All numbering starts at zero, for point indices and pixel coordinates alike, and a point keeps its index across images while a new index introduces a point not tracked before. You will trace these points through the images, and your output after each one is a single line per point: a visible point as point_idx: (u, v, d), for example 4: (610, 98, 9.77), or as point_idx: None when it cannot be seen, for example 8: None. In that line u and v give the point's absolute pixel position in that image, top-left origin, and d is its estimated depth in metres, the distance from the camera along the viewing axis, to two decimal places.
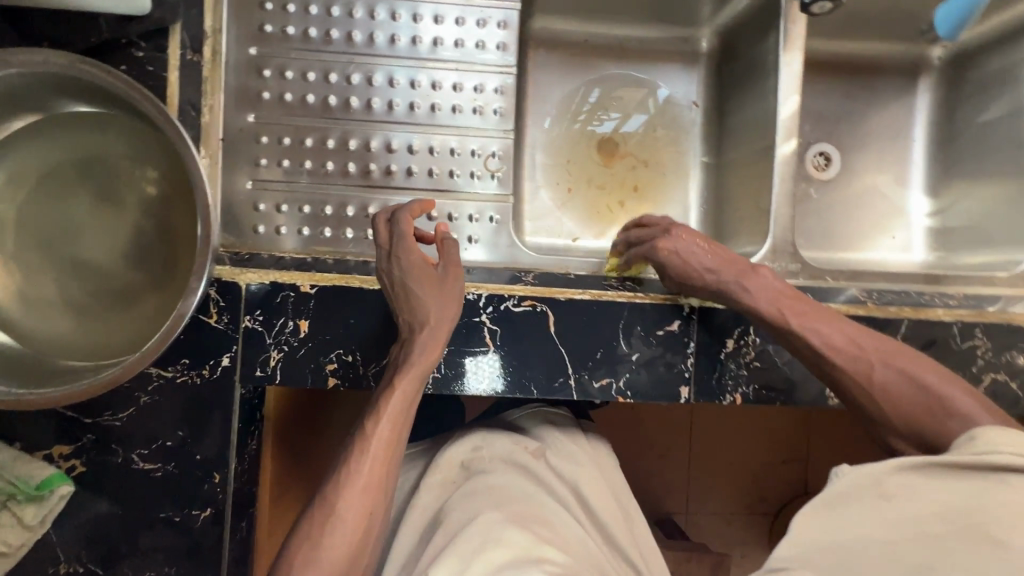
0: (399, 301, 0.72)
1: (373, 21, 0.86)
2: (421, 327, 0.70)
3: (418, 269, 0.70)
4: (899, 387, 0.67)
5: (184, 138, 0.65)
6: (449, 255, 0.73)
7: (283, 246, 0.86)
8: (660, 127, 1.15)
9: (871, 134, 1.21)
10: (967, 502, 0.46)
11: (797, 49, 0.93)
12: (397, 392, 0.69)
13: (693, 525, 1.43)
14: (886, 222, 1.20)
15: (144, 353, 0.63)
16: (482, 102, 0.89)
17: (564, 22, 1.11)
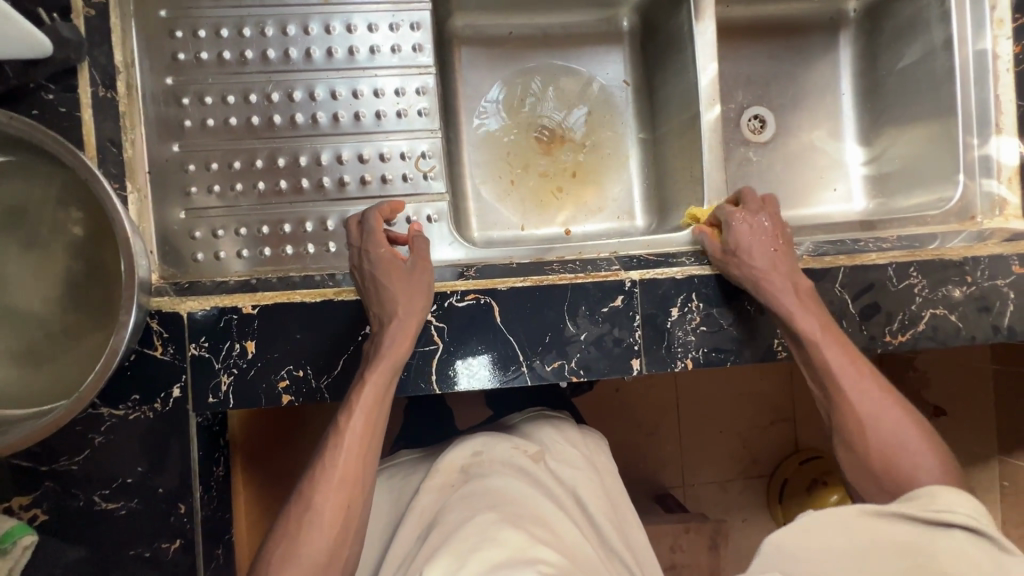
0: (371, 294, 0.75)
1: (286, 37, 0.87)
2: (394, 320, 0.73)
3: (388, 263, 0.74)
4: (887, 419, 0.72)
5: (95, 173, 0.64)
6: (419, 250, 0.77)
7: (227, 270, 0.86)
8: (594, 110, 1.17)
9: (801, 92, 1.23)
10: (922, 542, 0.49)
11: (709, 17, 0.95)
12: (369, 382, 0.71)
13: (692, 496, 1.45)
14: (826, 176, 1.22)
15: (84, 392, 0.63)
16: (405, 105, 0.90)
17: (485, 17, 1.12)
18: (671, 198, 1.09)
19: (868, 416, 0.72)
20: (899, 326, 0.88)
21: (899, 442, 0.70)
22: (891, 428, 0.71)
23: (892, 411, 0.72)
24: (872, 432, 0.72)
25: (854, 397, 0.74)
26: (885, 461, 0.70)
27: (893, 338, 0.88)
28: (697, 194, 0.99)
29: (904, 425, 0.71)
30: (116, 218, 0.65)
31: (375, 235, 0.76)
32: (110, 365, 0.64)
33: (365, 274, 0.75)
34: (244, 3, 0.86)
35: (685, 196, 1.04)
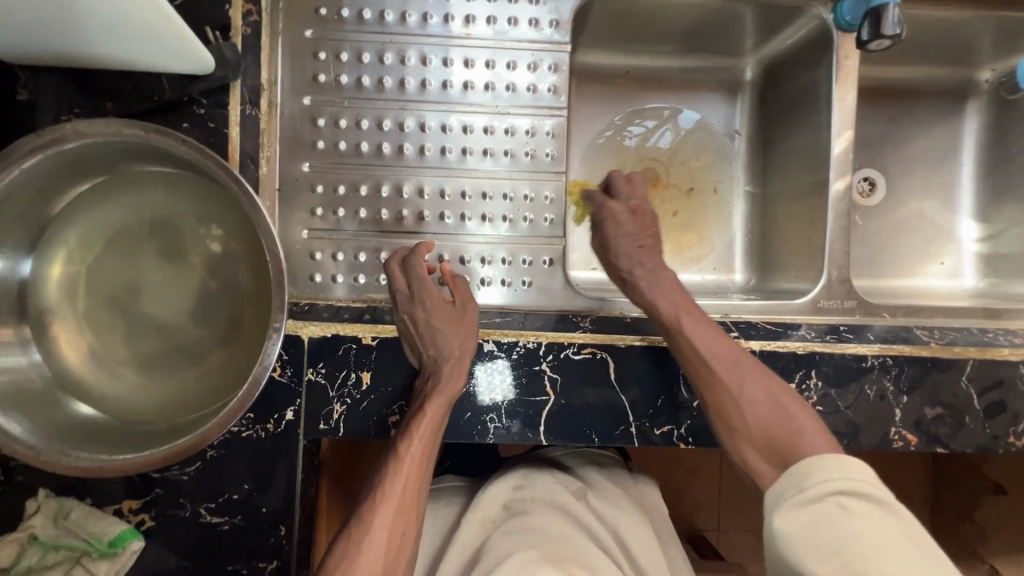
0: (421, 338, 0.75)
1: (425, 67, 0.87)
2: (449, 363, 0.74)
3: (439, 310, 0.76)
4: (744, 393, 0.72)
5: (254, 200, 0.65)
6: (463, 293, 0.80)
7: (335, 295, 0.85)
8: (701, 159, 1.14)
9: (916, 159, 1.19)
10: (839, 545, 0.53)
11: (850, 83, 0.93)
12: (426, 417, 0.71)
13: (727, 545, 1.41)
14: (936, 248, 1.18)
15: (225, 416, 0.63)
16: (535, 145, 0.89)
17: (607, 55, 1.09)
18: (777, 259, 1.06)
19: (732, 394, 0.73)
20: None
21: (772, 415, 0.70)
22: (758, 409, 0.71)
23: (761, 390, 0.72)
24: (770, 414, 0.71)
25: (726, 371, 0.74)
26: (765, 444, 0.69)
27: (1018, 440, 0.84)
28: (814, 262, 0.96)
29: (777, 405, 0.71)
30: (270, 245, 0.65)
31: (421, 277, 0.77)
32: (253, 393, 0.64)
33: (409, 316, 0.76)
34: (390, 30, 0.86)
35: (797, 260, 1.00)
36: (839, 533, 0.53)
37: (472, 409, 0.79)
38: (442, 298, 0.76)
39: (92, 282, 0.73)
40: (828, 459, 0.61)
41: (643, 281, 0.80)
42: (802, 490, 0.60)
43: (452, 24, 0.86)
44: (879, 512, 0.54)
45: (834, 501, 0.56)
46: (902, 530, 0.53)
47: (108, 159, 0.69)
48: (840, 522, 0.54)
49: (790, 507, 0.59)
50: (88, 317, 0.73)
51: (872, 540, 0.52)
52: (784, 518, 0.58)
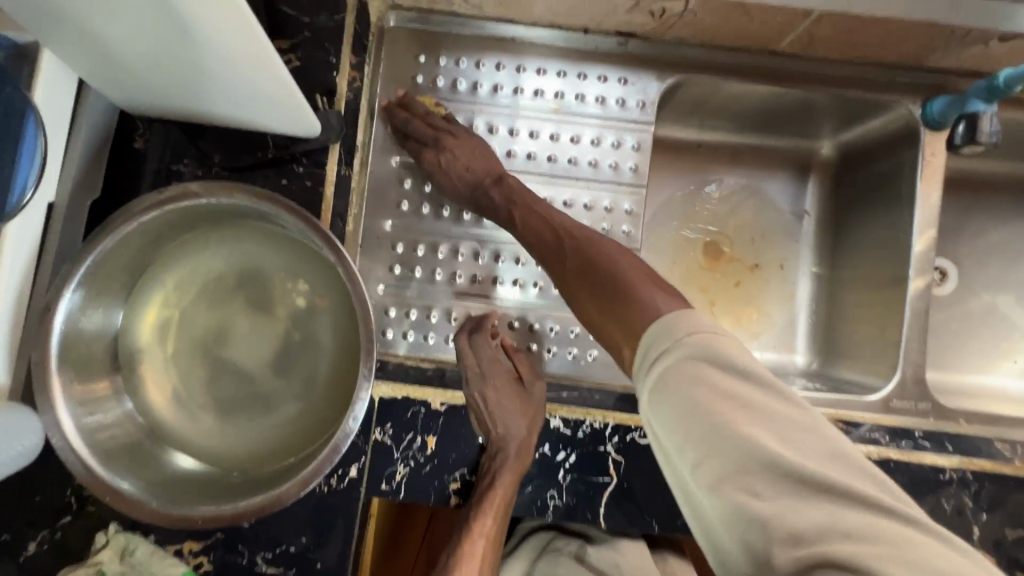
0: (489, 417, 0.76)
1: (512, 138, 0.89)
2: (516, 444, 0.75)
3: (506, 391, 0.77)
4: (623, 269, 0.70)
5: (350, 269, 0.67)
6: (529, 370, 0.81)
7: (395, 350, 0.85)
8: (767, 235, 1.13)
9: (992, 252, 1.16)
10: (699, 435, 0.56)
11: (936, 183, 0.91)
12: (496, 495, 0.74)
13: None
14: (1009, 345, 1.14)
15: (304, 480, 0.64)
16: (612, 221, 0.90)
17: (682, 127, 1.10)
18: (844, 346, 1.04)
19: (597, 269, 0.72)
20: None
21: (648, 294, 0.66)
22: (631, 268, 0.70)
23: (628, 276, 0.69)
24: (623, 290, 0.67)
25: (602, 262, 0.72)
26: (621, 292, 0.68)
27: None
28: (888, 358, 0.93)
29: (631, 278, 0.68)
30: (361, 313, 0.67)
31: (489, 356, 0.79)
32: (333, 459, 0.64)
33: (478, 395, 0.77)
34: (480, 101, 0.89)
35: (867, 351, 0.98)
36: (736, 441, 0.54)
37: (533, 484, 0.79)
38: (510, 376, 0.79)
39: (183, 327, 0.76)
40: (683, 317, 0.61)
41: (521, 194, 0.81)
42: (682, 340, 0.59)
43: (541, 98, 0.89)
44: (782, 428, 0.55)
45: (741, 406, 0.56)
46: (815, 457, 0.53)
47: (214, 214, 0.73)
48: (744, 416, 0.55)
49: (686, 355, 0.58)
50: (175, 360, 0.75)
51: (711, 419, 0.56)
52: (670, 393, 0.58)
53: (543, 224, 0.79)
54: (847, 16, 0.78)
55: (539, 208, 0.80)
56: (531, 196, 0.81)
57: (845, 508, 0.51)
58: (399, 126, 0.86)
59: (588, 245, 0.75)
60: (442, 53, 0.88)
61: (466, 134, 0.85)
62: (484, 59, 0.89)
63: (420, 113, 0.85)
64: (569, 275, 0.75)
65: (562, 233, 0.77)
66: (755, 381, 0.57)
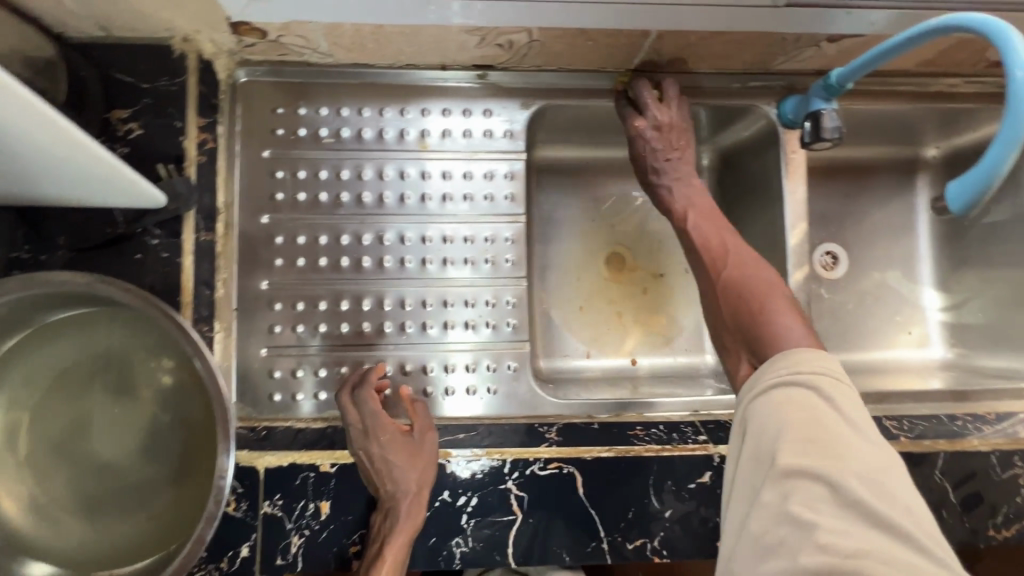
0: (378, 472, 0.73)
1: (383, 181, 0.89)
2: (409, 501, 0.71)
3: (395, 442, 0.73)
4: (777, 302, 0.71)
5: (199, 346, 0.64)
6: (423, 420, 0.78)
7: (299, 413, 0.83)
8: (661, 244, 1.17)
9: (875, 233, 1.21)
10: (778, 446, 0.57)
11: (800, 177, 0.96)
12: (388, 559, 0.68)
13: None
14: (903, 318, 1.18)
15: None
16: (494, 252, 0.90)
17: (567, 148, 1.12)
18: None
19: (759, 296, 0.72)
20: (1004, 520, 0.82)
21: (779, 327, 0.68)
22: (778, 304, 0.71)
23: (781, 310, 0.70)
24: (771, 321, 0.69)
25: (756, 287, 0.73)
26: (767, 324, 0.70)
27: (998, 533, 0.82)
28: None
29: (773, 312, 0.70)
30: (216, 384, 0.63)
31: (380, 405, 0.76)
32: (196, 552, 0.60)
33: (369, 446, 0.73)
34: (346, 148, 0.88)
35: None
36: (814, 458, 0.55)
37: (437, 534, 0.76)
38: (401, 427, 0.75)
39: (35, 426, 0.70)
40: (819, 357, 0.63)
41: (699, 199, 0.86)
42: (795, 374, 0.62)
43: (408, 139, 0.90)
44: (872, 467, 0.54)
45: (827, 430, 0.56)
46: (878, 495, 0.52)
47: (53, 303, 0.68)
48: (830, 442, 0.56)
49: (808, 387, 0.61)
50: (29, 463, 0.69)
51: (807, 438, 0.56)
52: (790, 398, 0.60)
53: (715, 234, 0.81)
54: (684, 34, 0.80)
55: (688, 222, 0.83)
56: (722, 221, 0.83)
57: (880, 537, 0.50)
58: (638, 100, 0.89)
59: (721, 258, 0.78)
60: (301, 104, 0.87)
61: (686, 140, 0.88)
62: (345, 106, 0.88)
63: (671, 102, 0.89)
64: (720, 288, 0.76)
65: (729, 250, 0.78)
66: (864, 428, 0.57)
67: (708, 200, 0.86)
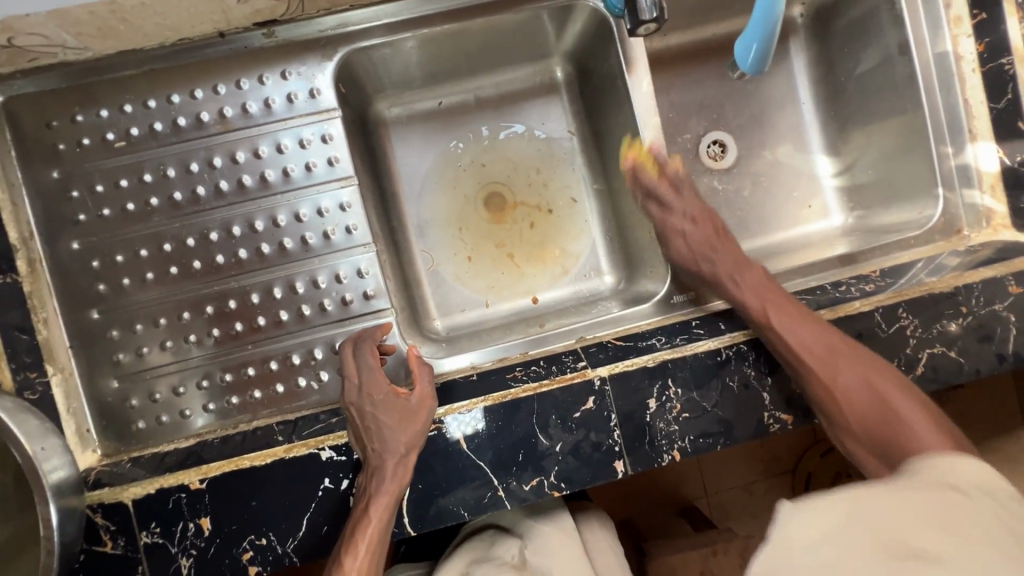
0: (365, 433, 0.69)
1: (190, 176, 0.80)
2: (392, 464, 0.67)
3: (385, 403, 0.69)
4: (868, 370, 0.74)
5: None
6: (423, 386, 0.71)
7: (191, 429, 0.81)
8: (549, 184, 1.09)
9: (759, 109, 1.15)
10: None
11: (643, 71, 0.88)
12: (371, 520, 0.65)
13: (714, 508, 1.31)
14: (801, 192, 1.14)
15: None
16: (331, 224, 0.83)
17: (413, 93, 1.04)
18: (639, 256, 1.02)
19: (892, 422, 0.71)
20: None
21: (914, 417, 0.70)
22: (893, 421, 0.71)
23: (907, 410, 0.70)
24: (898, 415, 0.71)
25: (860, 377, 0.74)
26: (900, 438, 0.70)
27: None
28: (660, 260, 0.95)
29: (903, 415, 0.70)
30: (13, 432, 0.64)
31: (372, 366, 0.72)
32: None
33: (354, 406, 0.70)
34: (140, 148, 0.80)
35: (648, 256, 0.99)
36: (929, 536, 0.43)
37: (329, 522, 0.73)
38: (393, 389, 0.70)
39: None
40: (943, 462, 0.54)
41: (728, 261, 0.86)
42: (936, 478, 0.51)
43: (205, 123, 0.80)
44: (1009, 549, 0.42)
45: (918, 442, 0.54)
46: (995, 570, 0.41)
47: None
48: (961, 524, 0.44)
49: (945, 485, 0.49)
50: None
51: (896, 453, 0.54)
52: (910, 496, 0.46)
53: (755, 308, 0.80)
54: None
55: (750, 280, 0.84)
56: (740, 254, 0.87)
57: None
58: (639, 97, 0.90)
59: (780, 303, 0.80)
60: (78, 111, 0.78)
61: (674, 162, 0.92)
62: (127, 102, 0.79)
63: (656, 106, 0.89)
64: (849, 411, 0.74)
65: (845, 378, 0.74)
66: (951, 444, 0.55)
67: (774, 289, 0.82)
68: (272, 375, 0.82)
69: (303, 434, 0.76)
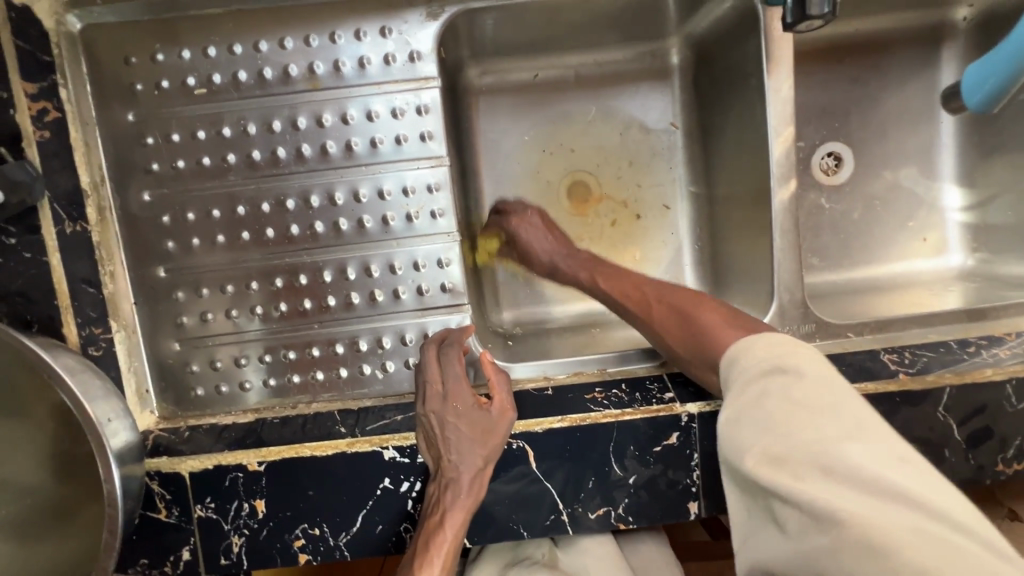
0: (443, 444, 0.64)
1: (271, 135, 0.73)
2: (469, 481, 0.63)
3: (467, 415, 0.64)
4: (694, 325, 0.70)
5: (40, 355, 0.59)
6: (504, 397, 0.66)
7: (247, 403, 0.77)
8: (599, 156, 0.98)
9: (890, 121, 1.01)
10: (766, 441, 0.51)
11: (784, 72, 0.77)
12: (446, 537, 0.61)
13: None
14: (918, 222, 1.02)
15: None
16: (414, 206, 0.76)
17: (509, 61, 0.94)
18: (730, 275, 0.92)
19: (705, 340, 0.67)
20: (1015, 453, 0.73)
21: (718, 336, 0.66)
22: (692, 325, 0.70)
23: (708, 321, 0.69)
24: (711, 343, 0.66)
25: (681, 308, 0.72)
26: (705, 341, 0.67)
27: (1007, 467, 0.73)
28: (762, 289, 0.84)
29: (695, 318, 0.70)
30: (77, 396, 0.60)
31: (458, 372, 0.66)
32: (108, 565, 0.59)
33: (435, 416, 0.64)
34: (222, 98, 0.73)
35: (742, 279, 0.89)
36: (802, 438, 0.48)
37: (384, 522, 0.70)
38: (477, 400, 0.65)
39: None
40: (755, 344, 0.59)
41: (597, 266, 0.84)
42: (765, 366, 0.56)
43: (293, 78, 0.72)
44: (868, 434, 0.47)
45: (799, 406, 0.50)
46: (872, 458, 0.45)
47: None
48: (808, 415, 0.49)
49: (772, 369, 0.55)
50: None
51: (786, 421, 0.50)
52: (768, 385, 0.53)
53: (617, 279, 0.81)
54: None
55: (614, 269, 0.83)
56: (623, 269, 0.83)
57: (881, 507, 0.43)
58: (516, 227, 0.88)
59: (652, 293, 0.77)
60: (159, 48, 0.71)
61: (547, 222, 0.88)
62: (211, 44, 0.71)
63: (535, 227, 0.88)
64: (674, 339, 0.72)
65: (646, 292, 0.77)
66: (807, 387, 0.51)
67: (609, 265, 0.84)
68: (336, 360, 0.78)
69: (366, 429, 0.71)
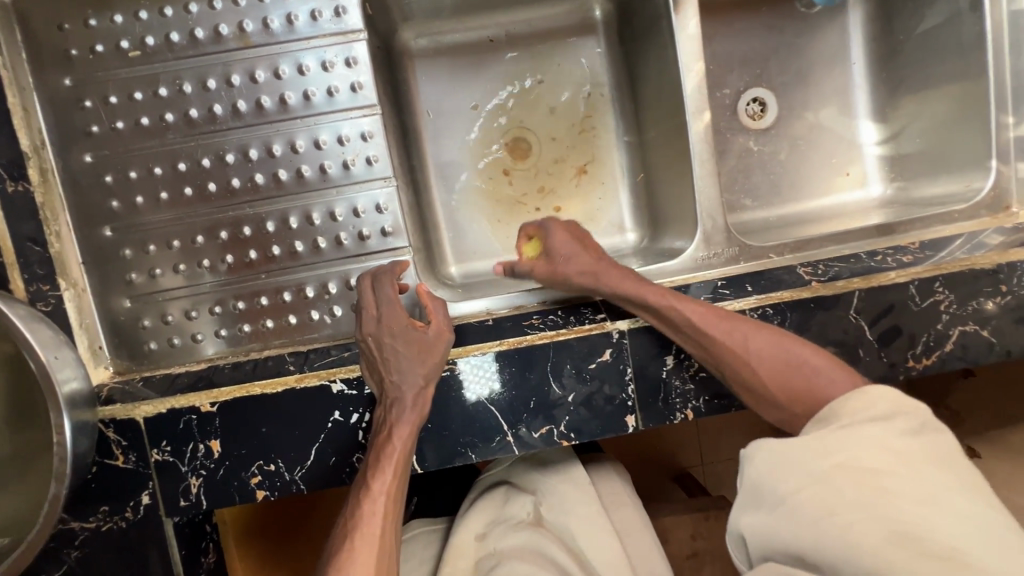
0: (383, 363, 0.67)
1: (207, 92, 0.77)
2: (411, 397, 0.66)
3: (406, 334, 0.66)
4: (803, 357, 0.66)
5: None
6: (441, 319, 0.69)
7: (201, 354, 0.80)
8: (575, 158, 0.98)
9: (807, 65, 1.08)
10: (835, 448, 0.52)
11: (690, 11, 0.83)
12: (393, 448, 0.64)
13: (708, 474, 1.26)
14: (840, 159, 1.09)
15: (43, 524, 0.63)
16: (351, 154, 0.80)
17: (442, 25, 0.99)
18: (665, 214, 0.97)
19: (804, 384, 0.64)
20: (923, 349, 0.78)
21: (815, 372, 0.64)
22: (805, 374, 0.65)
23: (802, 359, 0.66)
24: (811, 384, 0.64)
25: (761, 347, 0.67)
26: (799, 383, 0.64)
27: (918, 363, 0.79)
28: (689, 219, 0.89)
29: (803, 361, 0.66)
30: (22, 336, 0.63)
31: (391, 297, 0.69)
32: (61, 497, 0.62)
33: (375, 339, 0.67)
34: (155, 59, 0.76)
35: (676, 215, 0.94)
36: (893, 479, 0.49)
37: (336, 453, 0.73)
38: (413, 322, 0.67)
39: None
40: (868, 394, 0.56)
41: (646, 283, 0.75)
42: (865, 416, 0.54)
43: (223, 37, 0.76)
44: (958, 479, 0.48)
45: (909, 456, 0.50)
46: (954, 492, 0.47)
47: None
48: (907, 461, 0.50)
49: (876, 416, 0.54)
50: None
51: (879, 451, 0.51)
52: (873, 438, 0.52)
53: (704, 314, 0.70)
54: None
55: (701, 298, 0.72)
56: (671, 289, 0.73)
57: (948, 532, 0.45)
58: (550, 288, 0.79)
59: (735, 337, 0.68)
60: (90, 14, 0.74)
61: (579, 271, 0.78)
62: (142, 8, 0.75)
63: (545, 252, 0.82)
64: (761, 374, 0.67)
65: (723, 323, 0.69)
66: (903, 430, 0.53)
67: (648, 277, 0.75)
68: (285, 308, 0.81)
69: (314, 366, 0.75)
